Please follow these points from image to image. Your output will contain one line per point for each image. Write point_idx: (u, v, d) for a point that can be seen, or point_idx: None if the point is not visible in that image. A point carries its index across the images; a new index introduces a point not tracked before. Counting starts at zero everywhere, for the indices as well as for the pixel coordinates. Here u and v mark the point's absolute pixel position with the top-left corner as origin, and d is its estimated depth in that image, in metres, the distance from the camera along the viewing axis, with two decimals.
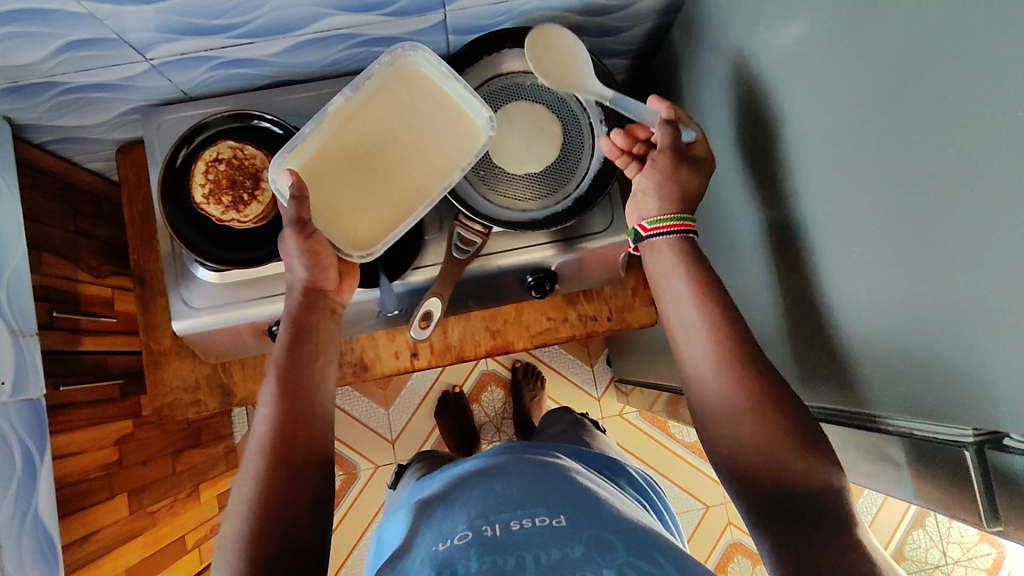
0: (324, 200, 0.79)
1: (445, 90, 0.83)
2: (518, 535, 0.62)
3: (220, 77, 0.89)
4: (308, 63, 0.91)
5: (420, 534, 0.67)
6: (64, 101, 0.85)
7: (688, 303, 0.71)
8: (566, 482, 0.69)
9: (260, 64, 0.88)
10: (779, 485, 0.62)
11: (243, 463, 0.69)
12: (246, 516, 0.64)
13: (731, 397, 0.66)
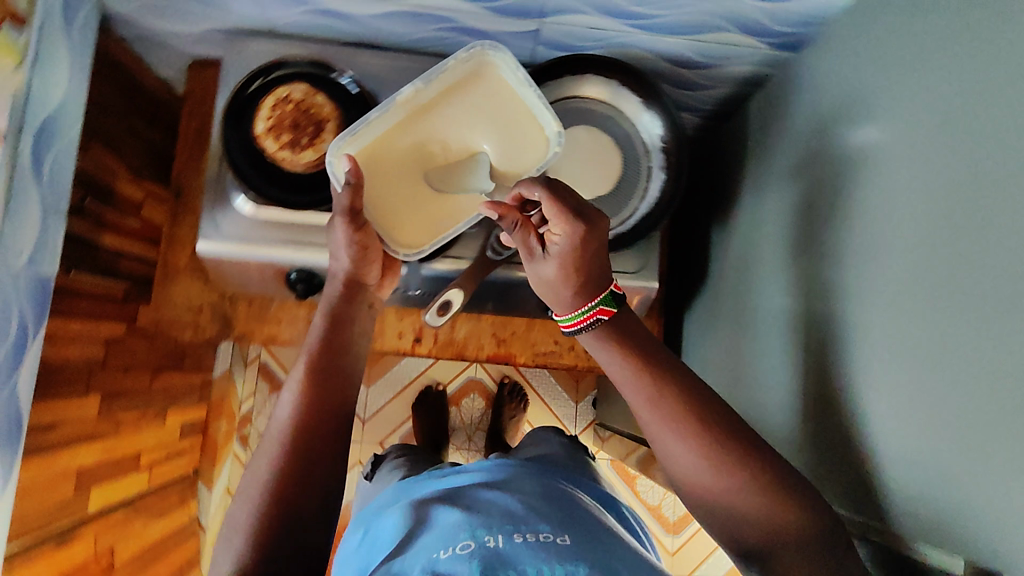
0: (375, 193, 0.78)
1: (515, 95, 0.81)
2: (521, 549, 0.69)
3: (311, 22, 0.91)
4: (398, 32, 0.92)
5: (420, 538, 0.74)
6: (159, 4, 0.87)
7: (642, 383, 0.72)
8: (573, 510, 0.79)
9: (352, 21, 0.89)
10: (744, 530, 0.66)
11: (265, 441, 0.74)
12: (258, 493, 0.69)
13: (709, 478, 0.67)
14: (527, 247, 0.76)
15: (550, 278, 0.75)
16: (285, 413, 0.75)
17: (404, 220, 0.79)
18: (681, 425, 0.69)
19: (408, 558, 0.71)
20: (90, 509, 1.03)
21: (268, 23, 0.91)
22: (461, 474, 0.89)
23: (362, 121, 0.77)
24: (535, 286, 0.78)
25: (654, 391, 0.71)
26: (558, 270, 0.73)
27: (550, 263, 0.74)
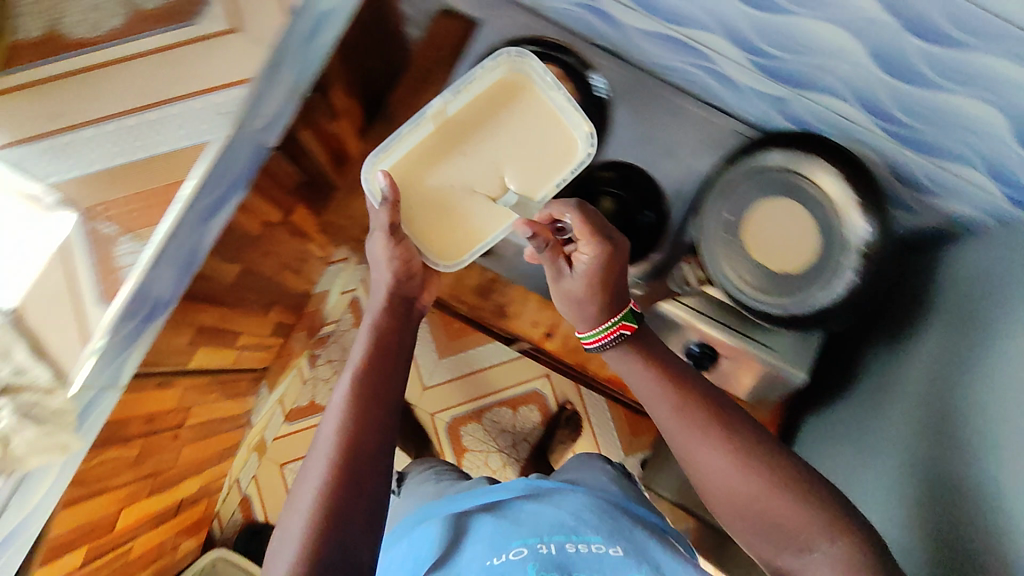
0: (427, 193, 0.95)
1: (544, 106, 0.95)
2: (578, 558, 0.79)
3: (571, 13, 0.92)
4: (644, 51, 0.92)
5: (469, 547, 0.84)
6: None
7: (661, 401, 0.81)
8: (617, 521, 0.88)
9: (610, 26, 0.90)
10: (780, 534, 0.73)
11: (312, 456, 0.76)
12: (312, 501, 0.71)
13: (742, 482, 0.74)
14: (556, 269, 0.89)
15: (576, 295, 0.88)
16: (334, 429, 0.77)
17: (452, 219, 0.96)
18: (716, 431, 0.77)
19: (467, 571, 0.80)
20: (193, 364, 1.08)
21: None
22: (495, 486, 0.98)
23: (407, 127, 0.92)
24: (562, 305, 0.91)
25: (684, 403, 0.80)
26: (583, 287, 0.87)
27: (578, 282, 0.87)
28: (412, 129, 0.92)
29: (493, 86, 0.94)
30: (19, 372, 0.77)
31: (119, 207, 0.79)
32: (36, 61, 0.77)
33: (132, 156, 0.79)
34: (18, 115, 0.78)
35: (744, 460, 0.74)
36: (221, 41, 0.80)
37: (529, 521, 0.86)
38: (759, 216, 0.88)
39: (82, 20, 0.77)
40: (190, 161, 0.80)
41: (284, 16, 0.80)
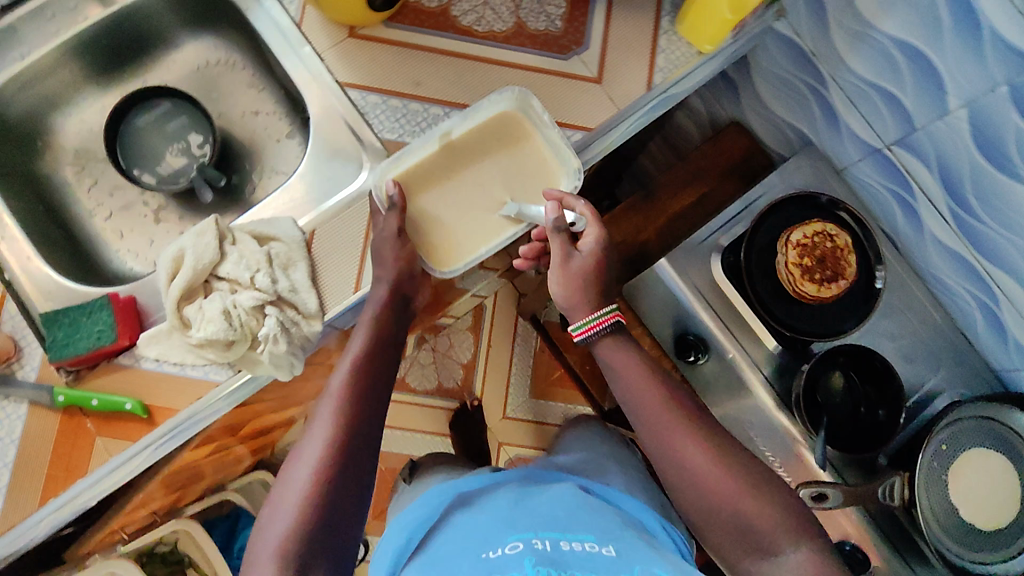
0: (419, 212, 0.81)
1: (536, 133, 0.83)
2: (569, 556, 0.65)
3: (877, 197, 0.95)
4: (929, 263, 0.92)
5: (449, 537, 0.73)
6: (799, 89, 0.94)
7: (661, 407, 0.72)
8: (608, 518, 0.73)
9: (910, 224, 0.92)
10: (746, 537, 0.67)
11: (303, 446, 0.68)
12: (296, 510, 0.63)
13: (711, 470, 0.68)
14: (563, 252, 0.75)
15: (581, 275, 0.75)
16: (320, 434, 0.67)
17: (445, 233, 0.82)
18: (692, 428, 0.70)
19: (455, 556, 0.69)
20: None
21: (842, 162, 0.96)
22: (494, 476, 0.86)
23: (406, 156, 0.80)
24: (555, 287, 0.76)
25: (670, 404, 0.72)
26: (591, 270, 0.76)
27: (585, 261, 0.76)
28: (416, 149, 0.80)
29: (492, 116, 0.82)
30: (292, 290, 0.78)
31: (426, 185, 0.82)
32: (422, 28, 0.84)
33: None
34: (381, 65, 0.83)
35: (718, 462, 0.69)
36: (581, 84, 0.84)
37: (517, 513, 0.73)
38: (972, 461, 0.86)
39: (477, 16, 0.84)
40: None
41: (646, 90, 0.84)
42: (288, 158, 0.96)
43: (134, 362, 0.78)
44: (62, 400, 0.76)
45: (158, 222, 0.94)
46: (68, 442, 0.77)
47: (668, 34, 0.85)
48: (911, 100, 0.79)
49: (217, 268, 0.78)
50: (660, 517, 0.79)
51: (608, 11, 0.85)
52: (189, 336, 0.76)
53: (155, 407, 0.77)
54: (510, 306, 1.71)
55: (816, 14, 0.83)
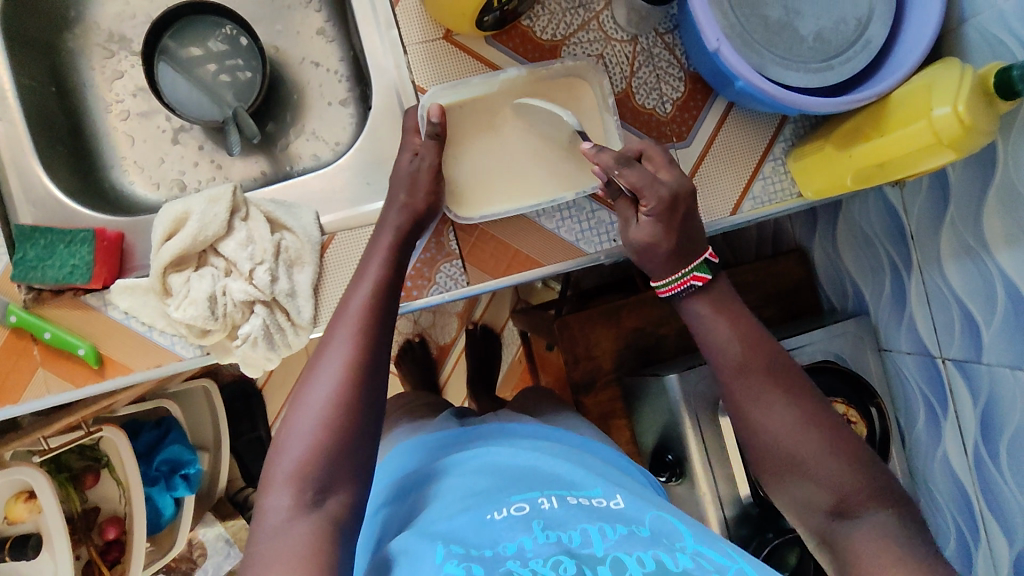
0: (453, 153, 0.72)
1: (598, 108, 0.72)
2: (578, 512, 0.53)
3: (908, 390, 0.90)
4: (929, 473, 0.90)
5: (460, 483, 0.60)
6: (880, 253, 0.88)
7: (752, 386, 0.58)
8: (609, 471, 0.62)
9: (929, 433, 0.88)
10: (819, 494, 0.54)
11: (320, 362, 0.56)
12: (316, 426, 0.53)
13: (804, 436, 0.55)
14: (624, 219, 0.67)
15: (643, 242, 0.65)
16: (339, 349, 0.57)
17: (474, 181, 0.73)
18: (777, 381, 0.58)
19: (456, 517, 0.54)
20: None
21: (888, 344, 0.92)
22: (468, 433, 0.72)
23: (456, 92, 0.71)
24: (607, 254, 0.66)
25: (747, 361, 0.59)
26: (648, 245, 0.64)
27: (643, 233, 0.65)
28: (471, 86, 0.71)
29: (558, 77, 0.72)
30: (289, 294, 0.71)
31: (468, 233, 0.75)
32: (524, 59, 0.75)
33: None
34: None
35: (802, 418, 0.56)
36: None
37: (515, 471, 0.60)
38: None
39: None
40: (557, 254, 0.76)
41: (730, 214, 0.77)
42: (333, 126, 0.88)
43: (102, 307, 0.71)
44: (14, 321, 0.69)
45: (175, 142, 0.86)
46: (7, 364, 0.70)
47: (775, 162, 0.78)
48: (990, 337, 0.73)
49: (219, 242, 0.72)
50: (627, 456, 0.71)
51: (724, 116, 0.77)
52: (166, 307, 0.69)
53: (109, 359, 0.71)
54: (506, 301, 1.44)
55: (935, 204, 0.76)
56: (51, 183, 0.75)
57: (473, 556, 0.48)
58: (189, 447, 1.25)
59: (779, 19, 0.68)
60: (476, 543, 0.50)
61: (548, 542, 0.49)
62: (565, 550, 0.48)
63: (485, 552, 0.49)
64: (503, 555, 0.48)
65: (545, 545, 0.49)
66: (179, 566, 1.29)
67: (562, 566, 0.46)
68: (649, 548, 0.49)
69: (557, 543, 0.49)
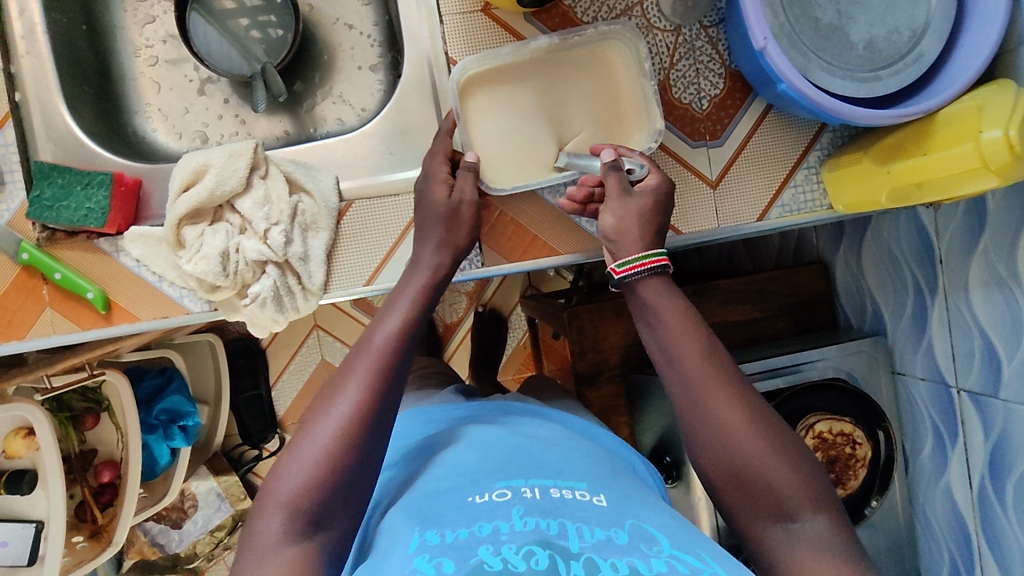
0: (482, 119, 0.70)
1: (632, 70, 0.70)
2: (560, 506, 0.50)
3: (918, 415, 0.88)
4: (928, 503, 0.89)
5: (432, 468, 0.58)
6: (903, 271, 0.86)
7: (706, 384, 0.53)
8: (602, 466, 0.59)
9: (933, 462, 0.87)
10: (762, 499, 0.50)
11: (350, 363, 0.54)
12: (356, 403, 0.51)
13: (750, 441, 0.51)
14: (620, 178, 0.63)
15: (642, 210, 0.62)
16: (394, 318, 0.57)
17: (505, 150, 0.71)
18: (732, 383, 0.53)
19: (435, 497, 0.52)
20: None
21: (902, 368, 0.90)
22: (470, 410, 0.71)
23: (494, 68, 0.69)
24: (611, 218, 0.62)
25: None
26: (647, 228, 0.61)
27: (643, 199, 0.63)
28: (502, 56, 0.69)
29: (588, 42, 0.70)
30: (302, 258, 0.70)
31: (488, 214, 0.74)
32: None
33: (542, 193, 0.74)
34: None
35: (750, 420, 0.52)
36: (695, 182, 0.75)
37: (507, 452, 0.58)
38: None
39: None
40: (576, 244, 0.75)
41: (756, 220, 0.75)
42: (361, 91, 0.86)
43: (114, 253, 0.70)
44: (25, 259, 0.69)
45: (200, 93, 0.86)
46: (17, 300, 0.70)
47: (809, 171, 0.76)
48: (1011, 371, 0.71)
49: (236, 199, 0.71)
50: (627, 445, 0.70)
51: (761, 117, 0.75)
52: (178, 259, 0.69)
53: (117, 306, 0.70)
54: (517, 286, 1.43)
55: (969, 230, 0.73)
56: (73, 122, 0.75)
57: (447, 543, 0.46)
58: (189, 399, 1.25)
59: (831, 23, 0.66)
60: (451, 526, 0.48)
61: (526, 530, 0.47)
62: (541, 538, 0.45)
63: (458, 536, 0.47)
64: (476, 539, 0.46)
65: (522, 532, 0.46)
66: (170, 515, 1.28)
67: (535, 558, 0.43)
68: (625, 554, 0.45)
69: (535, 530, 0.46)
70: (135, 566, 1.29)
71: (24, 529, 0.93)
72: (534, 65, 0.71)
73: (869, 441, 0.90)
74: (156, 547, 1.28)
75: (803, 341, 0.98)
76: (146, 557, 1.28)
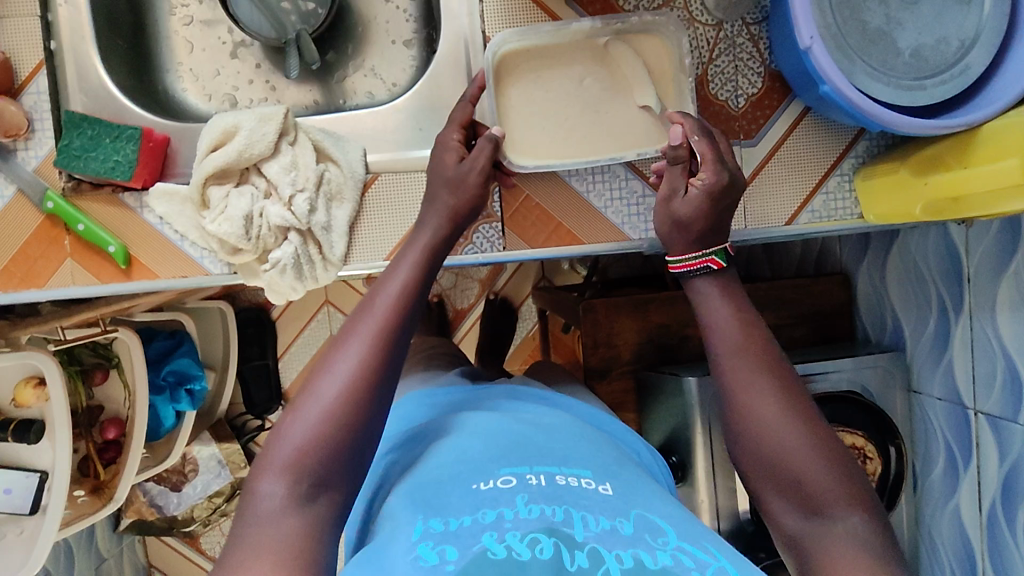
0: (516, 96, 0.70)
1: (672, 64, 0.69)
2: (565, 493, 0.49)
3: (932, 436, 0.87)
4: (935, 523, 0.88)
5: (433, 452, 0.57)
6: (926, 285, 0.85)
7: (747, 376, 0.52)
8: (608, 453, 0.58)
9: (943, 483, 0.86)
10: (797, 494, 0.49)
11: (355, 316, 0.53)
12: (355, 361, 0.50)
13: (788, 434, 0.50)
14: (671, 187, 0.63)
15: (681, 220, 0.61)
16: (399, 274, 0.56)
17: (536, 129, 0.70)
18: (774, 375, 0.52)
19: (439, 486, 0.51)
20: None
21: (918, 386, 0.89)
22: (479, 393, 0.71)
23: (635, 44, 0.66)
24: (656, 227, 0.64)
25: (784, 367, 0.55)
26: (667, 227, 0.62)
27: (688, 207, 0.61)
28: (541, 33, 0.68)
29: (630, 30, 0.69)
30: (325, 228, 0.70)
31: (514, 197, 0.73)
32: None
33: (569, 180, 0.73)
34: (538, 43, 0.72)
35: (791, 413, 0.51)
36: None
37: (507, 440, 0.57)
38: None
39: None
40: (600, 234, 0.74)
41: (784, 224, 0.75)
42: (393, 66, 0.86)
43: (137, 208, 0.70)
44: (50, 207, 0.69)
45: (232, 56, 0.85)
46: (38, 248, 0.70)
47: (842, 177, 0.75)
48: None
49: (263, 163, 0.70)
50: (631, 430, 0.70)
51: (798, 120, 0.74)
52: (201, 219, 0.69)
53: (137, 261, 0.70)
54: (530, 276, 1.43)
55: (1002, 251, 0.72)
56: (105, 75, 0.75)
57: (450, 531, 0.45)
58: (198, 363, 1.25)
59: (879, 27, 0.64)
60: (455, 513, 0.47)
61: (532, 518, 0.46)
62: (546, 527, 0.44)
63: (462, 523, 0.46)
64: (480, 527, 0.45)
65: (527, 520, 0.45)
66: (170, 477, 1.28)
67: (539, 547, 0.42)
68: (630, 545, 0.44)
69: (540, 518, 0.46)
70: (132, 525, 1.30)
71: (28, 477, 0.93)
72: (572, 48, 0.69)
73: (880, 456, 0.89)
74: (154, 509, 1.28)
75: (819, 351, 0.97)
76: (144, 517, 1.29)
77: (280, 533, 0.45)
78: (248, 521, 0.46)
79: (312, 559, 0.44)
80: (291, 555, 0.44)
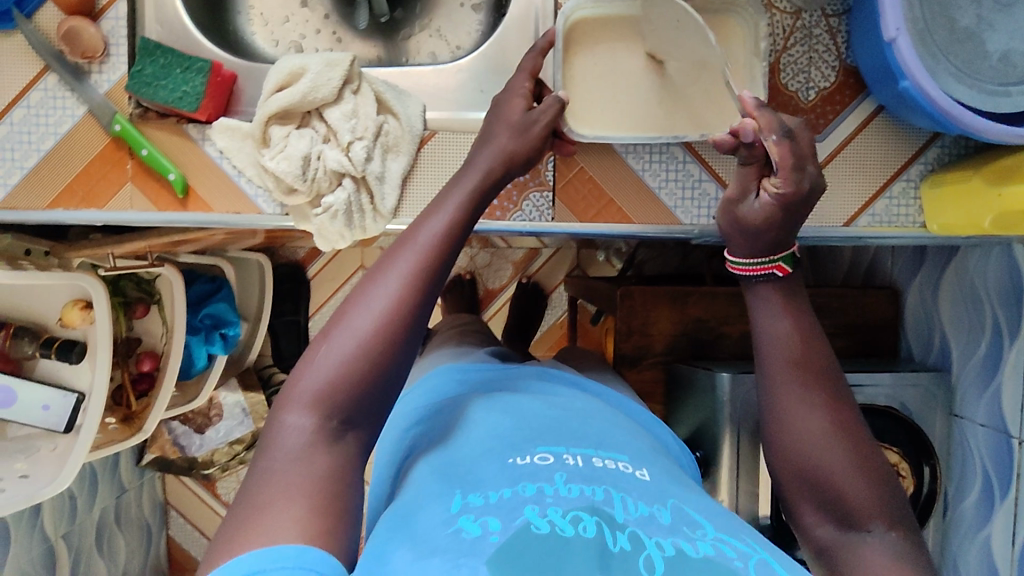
0: (583, 64, 0.69)
1: (745, 47, 0.68)
2: (602, 475, 0.49)
3: (968, 464, 0.85)
4: (961, 553, 0.85)
5: (468, 425, 0.58)
6: (980, 307, 0.82)
7: (795, 388, 0.51)
8: (642, 442, 0.58)
9: (976, 514, 0.83)
10: (834, 511, 0.48)
11: (393, 257, 0.53)
12: (394, 298, 0.50)
13: (830, 451, 0.49)
14: (740, 190, 0.56)
15: (748, 229, 0.55)
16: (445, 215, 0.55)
17: (598, 100, 0.70)
18: (821, 388, 0.51)
19: (474, 462, 0.51)
20: None
21: (961, 410, 0.86)
22: (508, 372, 0.71)
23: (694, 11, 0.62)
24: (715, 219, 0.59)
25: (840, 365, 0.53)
26: (734, 231, 0.56)
27: (756, 216, 0.54)
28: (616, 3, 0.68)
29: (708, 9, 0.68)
30: (379, 178, 0.70)
31: (568, 167, 0.72)
32: None
33: (626, 156, 0.72)
34: None
35: (837, 430, 0.49)
36: None
37: (541, 420, 0.57)
38: None
39: None
40: (651, 215, 0.73)
41: (843, 224, 0.72)
42: (459, 29, 0.85)
43: (199, 140, 0.72)
44: (116, 130, 0.70)
45: (302, 6, 0.87)
46: (100, 170, 0.72)
47: (908, 183, 0.72)
48: None
49: (325, 108, 0.71)
50: (660, 421, 0.69)
51: (869, 118, 0.71)
52: (261, 156, 0.70)
53: (193, 193, 0.72)
54: (565, 263, 1.43)
55: None
56: (181, 9, 0.76)
57: (491, 504, 0.45)
58: (234, 309, 1.28)
59: (968, 27, 0.61)
60: (495, 487, 0.47)
61: (573, 496, 0.45)
62: (588, 505, 0.44)
63: (502, 495, 0.46)
64: (521, 500, 0.45)
65: (569, 497, 0.45)
66: (195, 419, 1.31)
67: (583, 525, 0.42)
68: (670, 534, 0.42)
69: (580, 497, 0.45)
70: (153, 461, 1.33)
71: (66, 397, 0.95)
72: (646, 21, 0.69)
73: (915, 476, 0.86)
74: (177, 448, 1.32)
75: (858, 364, 0.95)
76: (166, 456, 1.32)
77: (308, 464, 0.45)
78: (278, 450, 0.46)
79: (337, 495, 0.45)
80: (315, 485, 0.44)
